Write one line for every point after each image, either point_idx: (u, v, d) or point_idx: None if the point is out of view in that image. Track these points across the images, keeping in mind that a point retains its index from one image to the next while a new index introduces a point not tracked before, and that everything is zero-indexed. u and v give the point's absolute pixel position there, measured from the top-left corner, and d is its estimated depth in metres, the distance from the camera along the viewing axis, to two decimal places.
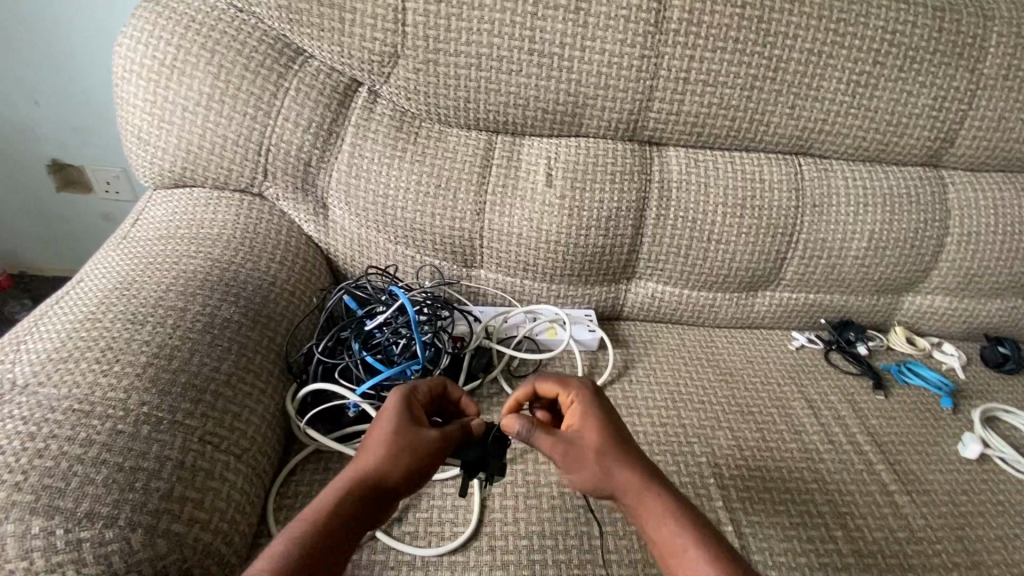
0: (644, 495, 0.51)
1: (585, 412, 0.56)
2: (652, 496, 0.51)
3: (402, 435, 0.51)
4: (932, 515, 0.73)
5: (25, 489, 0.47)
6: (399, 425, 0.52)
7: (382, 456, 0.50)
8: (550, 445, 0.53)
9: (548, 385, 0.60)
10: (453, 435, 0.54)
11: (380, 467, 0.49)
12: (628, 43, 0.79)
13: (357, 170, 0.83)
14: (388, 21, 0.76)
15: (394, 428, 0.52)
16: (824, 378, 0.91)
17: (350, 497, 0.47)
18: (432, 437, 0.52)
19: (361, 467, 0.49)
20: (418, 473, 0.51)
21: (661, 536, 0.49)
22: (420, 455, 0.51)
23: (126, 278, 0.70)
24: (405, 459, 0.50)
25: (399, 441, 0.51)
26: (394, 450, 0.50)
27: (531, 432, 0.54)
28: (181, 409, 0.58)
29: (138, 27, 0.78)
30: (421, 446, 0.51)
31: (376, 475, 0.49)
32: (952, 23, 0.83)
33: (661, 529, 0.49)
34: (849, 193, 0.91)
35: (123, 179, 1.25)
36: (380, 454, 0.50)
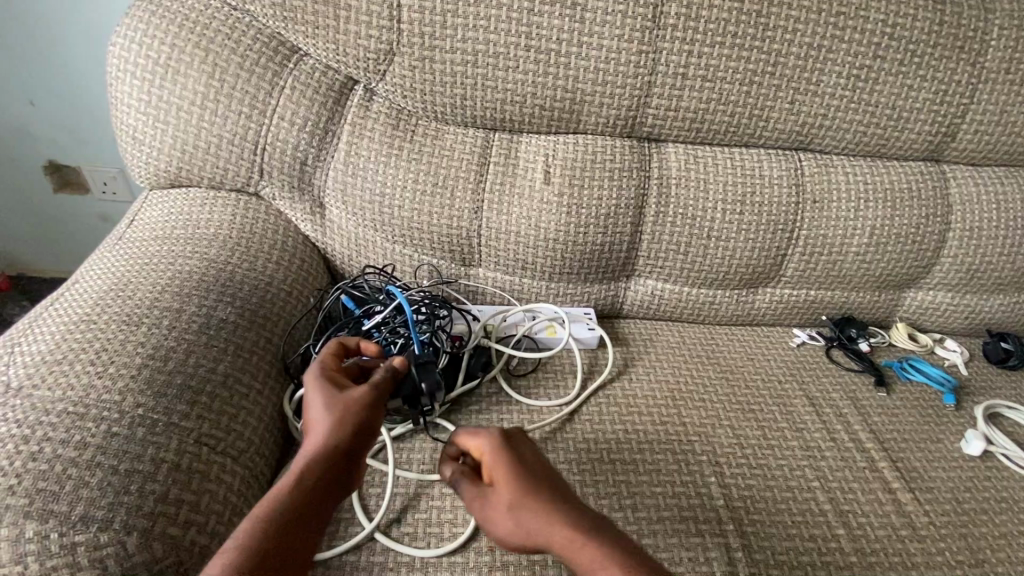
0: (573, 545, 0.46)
1: (499, 457, 0.52)
2: (581, 540, 0.47)
3: (336, 401, 0.54)
4: (935, 512, 0.72)
5: (19, 493, 0.47)
6: (330, 394, 0.54)
7: (326, 426, 0.52)
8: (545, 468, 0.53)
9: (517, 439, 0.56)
10: (381, 385, 0.57)
11: (327, 436, 0.51)
12: (626, 39, 0.78)
13: (354, 169, 0.82)
14: (383, 18, 0.76)
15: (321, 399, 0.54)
16: (825, 375, 0.90)
17: (312, 469, 0.50)
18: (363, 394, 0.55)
19: (313, 439, 0.52)
20: (364, 431, 0.54)
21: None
22: (358, 413, 0.54)
23: (122, 279, 0.69)
24: (347, 421, 0.53)
25: (336, 407, 0.53)
26: (332, 415, 0.53)
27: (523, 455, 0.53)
28: (177, 411, 0.57)
29: (131, 26, 0.77)
30: (354, 404, 0.54)
31: (328, 444, 0.51)
32: (953, 17, 0.82)
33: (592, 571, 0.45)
34: (850, 188, 0.90)
35: (121, 180, 1.25)
36: (323, 424, 0.52)
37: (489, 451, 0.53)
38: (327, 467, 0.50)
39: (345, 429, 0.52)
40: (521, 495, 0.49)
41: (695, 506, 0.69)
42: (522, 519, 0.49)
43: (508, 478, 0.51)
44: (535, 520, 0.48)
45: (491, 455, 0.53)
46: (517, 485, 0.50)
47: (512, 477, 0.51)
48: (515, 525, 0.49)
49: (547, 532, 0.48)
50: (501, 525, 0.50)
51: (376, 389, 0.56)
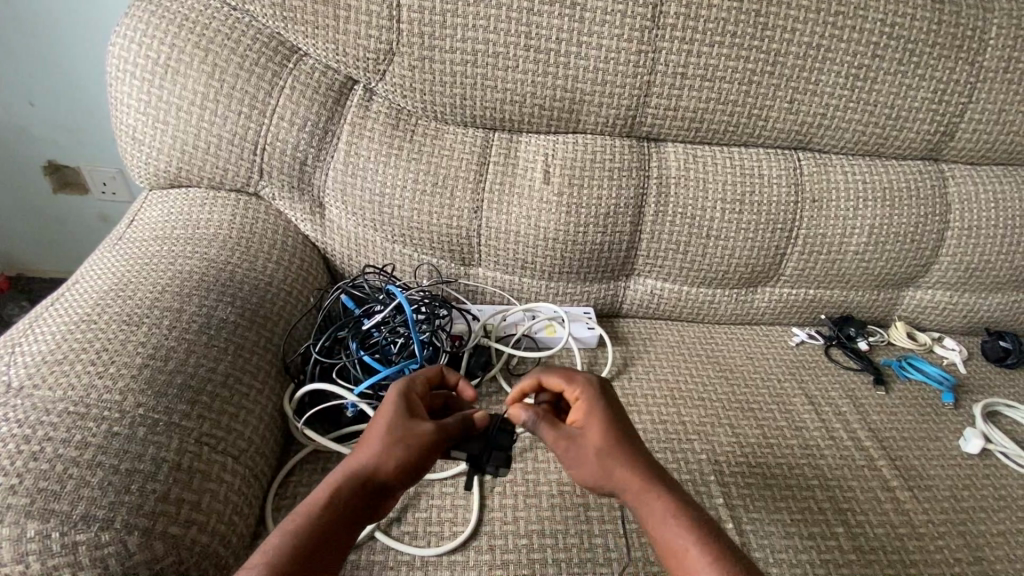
0: (649, 494, 0.50)
1: (591, 406, 0.56)
2: (658, 493, 0.51)
3: (400, 428, 0.51)
4: (933, 510, 0.72)
5: (19, 493, 0.47)
6: (399, 419, 0.52)
7: (377, 449, 0.49)
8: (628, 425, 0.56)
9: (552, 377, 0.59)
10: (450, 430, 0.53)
11: (375, 460, 0.49)
12: (625, 39, 0.78)
13: (354, 169, 0.82)
14: (382, 17, 0.76)
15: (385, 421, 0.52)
16: (824, 373, 0.91)
17: (350, 490, 0.47)
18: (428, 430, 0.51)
19: (362, 459, 0.49)
20: (417, 468, 0.51)
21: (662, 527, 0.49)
22: (416, 448, 0.50)
23: (122, 279, 0.69)
24: (401, 452, 0.50)
25: (396, 435, 0.50)
26: (387, 440, 0.50)
27: (537, 425, 0.55)
28: (177, 410, 0.57)
29: (131, 26, 0.77)
30: (418, 440, 0.51)
31: (373, 469, 0.49)
32: (952, 16, 0.82)
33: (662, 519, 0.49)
34: (849, 187, 0.90)
35: (121, 180, 1.25)
36: (374, 447, 0.50)
37: (586, 398, 0.57)
38: (363, 492, 0.48)
39: (397, 460, 0.49)
40: (610, 442, 0.53)
41: None
42: (605, 463, 0.52)
43: (601, 425, 0.54)
44: (617, 466, 0.52)
45: (585, 403, 0.56)
46: (608, 433, 0.53)
47: (606, 425, 0.54)
48: (597, 467, 0.52)
49: (625, 479, 0.51)
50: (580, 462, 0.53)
51: (443, 431, 0.53)
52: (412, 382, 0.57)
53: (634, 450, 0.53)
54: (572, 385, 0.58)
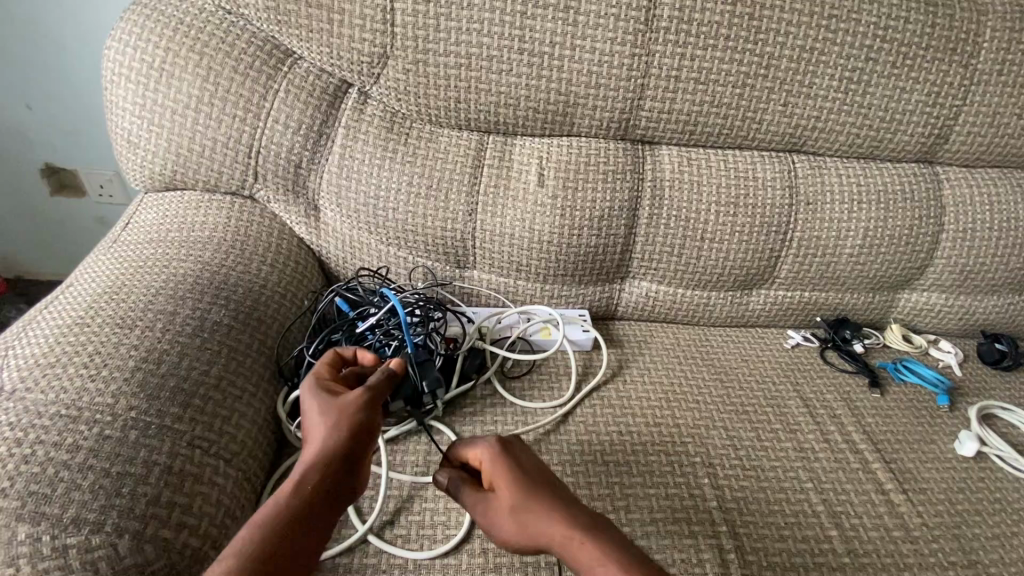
0: (570, 539, 0.48)
1: (499, 464, 0.54)
2: (578, 535, 0.48)
3: (335, 407, 0.55)
4: (928, 513, 0.72)
5: (11, 496, 0.47)
6: (327, 402, 0.55)
7: (322, 434, 0.53)
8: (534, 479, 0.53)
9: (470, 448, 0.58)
10: (378, 385, 0.58)
11: (321, 444, 0.52)
12: (619, 42, 0.78)
13: (349, 172, 0.83)
14: (376, 21, 0.76)
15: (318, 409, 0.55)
16: (819, 376, 0.91)
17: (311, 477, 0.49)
18: (360, 397, 0.56)
19: (313, 447, 0.52)
20: (363, 440, 0.54)
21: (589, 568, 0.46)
22: (353, 417, 0.54)
23: (116, 282, 0.70)
24: (342, 428, 0.53)
25: (335, 413, 0.54)
26: (330, 420, 0.53)
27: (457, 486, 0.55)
28: (170, 413, 0.58)
29: (126, 30, 0.77)
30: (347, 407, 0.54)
31: (327, 451, 0.51)
32: (945, 19, 0.83)
33: (586, 562, 0.46)
34: (843, 190, 0.90)
35: (118, 183, 1.25)
36: (319, 433, 0.53)
37: (491, 457, 0.55)
38: (323, 477, 0.50)
39: (340, 438, 0.52)
40: (519, 498, 0.51)
41: (689, 507, 0.69)
42: (521, 522, 0.51)
43: (509, 483, 0.52)
44: (532, 520, 0.50)
45: (493, 463, 0.55)
46: (519, 490, 0.52)
47: (514, 482, 0.52)
48: (516, 528, 0.51)
49: (545, 532, 0.49)
50: (503, 527, 0.52)
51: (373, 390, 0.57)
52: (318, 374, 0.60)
53: (547, 499, 0.51)
54: (480, 447, 0.57)
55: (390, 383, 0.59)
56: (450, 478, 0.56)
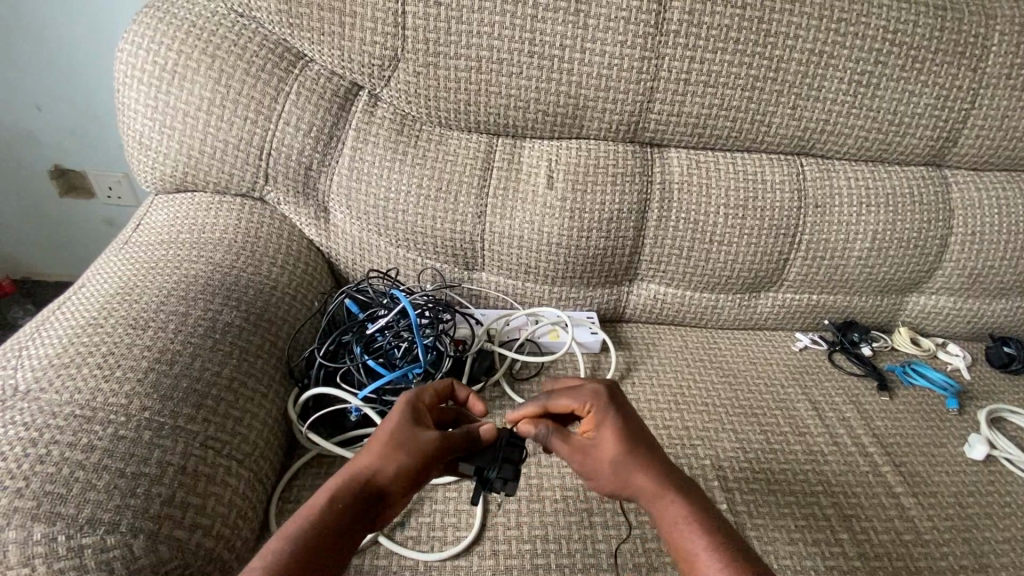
0: (664, 500, 0.50)
1: (602, 418, 0.54)
2: (670, 499, 0.50)
3: (404, 433, 0.51)
4: (938, 517, 0.72)
5: (26, 496, 0.47)
6: (399, 425, 0.52)
7: (373, 454, 0.50)
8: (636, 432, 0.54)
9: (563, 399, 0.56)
10: (455, 439, 0.53)
11: (370, 462, 0.49)
12: (629, 45, 0.79)
13: (358, 174, 0.83)
14: (388, 24, 0.76)
15: (387, 432, 0.51)
16: (828, 379, 0.90)
17: (350, 494, 0.47)
18: (434, 437, 0.51)
19: (361, 466, 0.49)
20: (421, 472, 0.50)
21: (679, 533, 0.49)
22: (414, 450, 0.50)
23: (128, 282, 0.70)
24: (398, 455, 0.49)
25: (399, 446, 0.50)
26: (382, 447, 0.50)
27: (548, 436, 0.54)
28: (183, 414, 0.58)
29: (139, 33, 0.78)
30: (416, 446, 0.50)
31: (375, 474, 0.49)
32: (954, 22, 0.83)
33: (677, 523, 0.49)
34: (852, 192, 0.90)
35: (125, 184, 1.26)
36: (371, 452, 0.50)
37: (597, 407, 0.55)
38: (364, 494, 0.48)
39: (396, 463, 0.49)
40: (621, 451, 0.52)
41: None
42: (621, 472, 0.52)
43: (614, 435, 0.53)
44: (633, 474, 0.51)
45: (599, 415, 0.54)
46: (623, 443, 0.52)
47: (619, 436, 0.53)
48: (614, 477, 0.52)
49: (640, 487, 0.51)
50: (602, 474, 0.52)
51: (448, 439, 0.52)
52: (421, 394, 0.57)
53: (645, 457, 0.52)
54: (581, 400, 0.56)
55: (467, 438, 0.54)
56: (540, 428, 0.54)
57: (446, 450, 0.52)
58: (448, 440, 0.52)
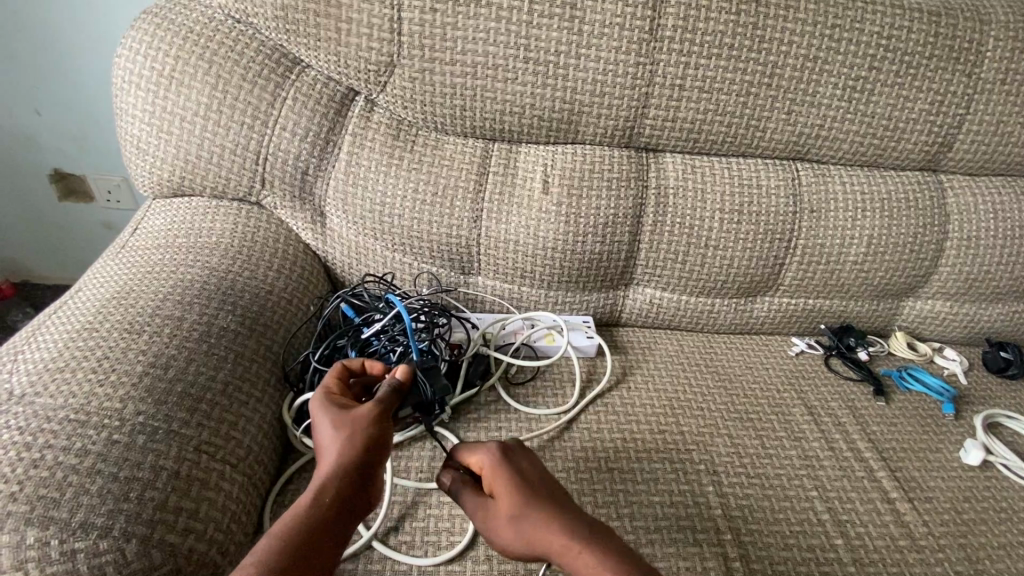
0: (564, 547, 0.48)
1: (496, 477, 0.54)
2: (577, 548, 0.47)
3: (342, 420, 0.54)
4: (933, 523, 0.72)
5: (19, 500, 0.47)
6: (336, 416, 0.54)
7: (330, 447, 0.52)
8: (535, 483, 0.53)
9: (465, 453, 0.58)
10: (387, 398, 0.57)
11: (331, 454, 0.51)
12: (623, 51, 0.79)
13: (354, 179, 0.83)
14: (384, 30, 0.77)
15: (332, 420, 0.54)
16: (824, 384, 0.90)
17: (334, 486, 0.49)
18: (367, 410, 0.55)
19: (331, 456, 0.51)
20: (377, 446, 0.53)
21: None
22: (359, 430, 0.53)
23: (125, 287, 0.70)
24: (348, 439, 0.52)
25: (348, 425, 0.53)
26: (335, 439, 0.52)
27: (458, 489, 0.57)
28: (177, 418, 0.58)
29: (137, 39, 0.78)
30: (361, 418, 0.54)
31: (346, 461, 0.50)
32: (948, 28, 0.83)
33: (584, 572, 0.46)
34: (847, 197, 0.90)
35: (125, 189, 1.26)
36: (329, 444, 0.52)
37: (487, 465, 0.55)
38: (346, 484, 0.49)
39: (352, 444, 0.52)
40: (515, 506, 0.51)
41: (693, 515, 0.69)
42: (520, 527, 0.51)
43: (506, 492, 0.53)
44: (530, 527, 0.50)
45: (493, 473, 0.55)
46: (519, 494, 0.52)
47: (513, 491, 0.52)
48: (515, 535, 0.51)
49: (542, 541, 0.49)
50: (505, 534, 0.52)
51: (383, 403, 0.56)
52: (329, 386, 0.59)
53: (544, 509, 0.50)
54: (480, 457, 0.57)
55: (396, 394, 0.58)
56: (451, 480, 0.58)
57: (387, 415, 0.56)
58: (382, 402, 0.56)
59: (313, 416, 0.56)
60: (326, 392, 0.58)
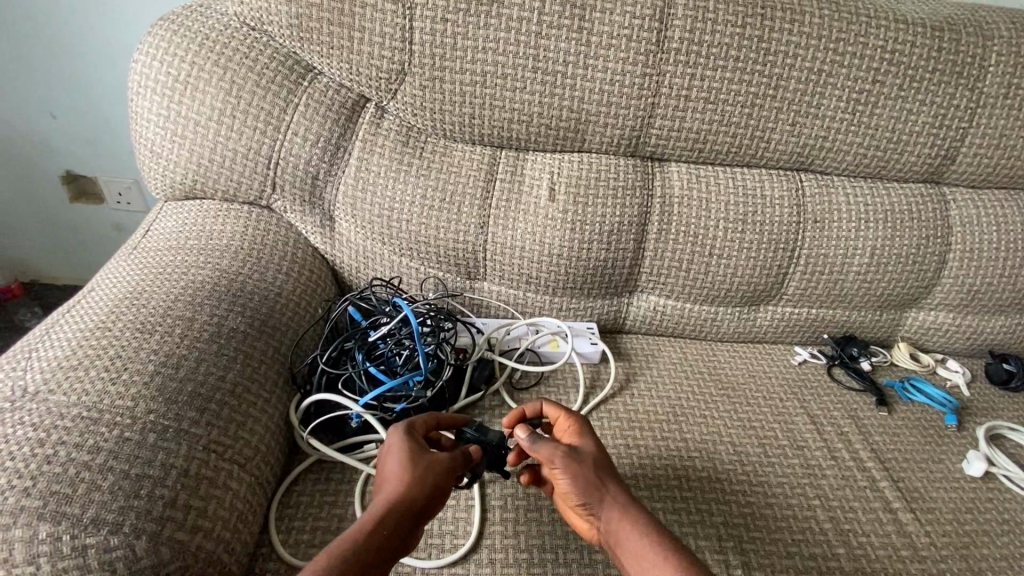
0: (629, 510, 0.57)
1: (585, 436, 0.63)
2: (633, 513, 0.57)
3: (414, 458, 0.57)
4: (936, 533, 0.72)
5: (33, 495, 0.48)
6: (405, 447, 0.57)
7: (394, 478, 0.55)
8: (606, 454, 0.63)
9: (557, 407, 0.67)
10: (461, 457, 0.60)
11: (392, 485, 0.54)
12: (630, 61, 0.80)
13: (364, 184, 0.84)
14: (396, 39, 0.78)
15: (415, 453, 0.57)
16: (826, 393, 0.91)
17: (393, 514, 0.52)
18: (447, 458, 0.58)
19: (400, 486, 0.54)
20: (437, 488, 0.56)
21: (639, 535, 0.55)
22: (426, 469, 0.56)
23: (137, 287, 0.71)
24: (412, 476, 0.55)
25: (424, 465, 0.56)
26: (395, 473, 0.55)
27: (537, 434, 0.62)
28: (187, 417, 0.59)
29: (154, 44, 0.80)
30: (440, 464, 0.57)
31: (410, 496, 0.54)
32: (951, 43, 0.84)
33: (642, 543, 0.55)
34: (851, 209, 0.91)
35: (135, 190, 1.28)
36: (389, 478, 0.55)
37: (582, 424, 0.65)
38: (406, 514, 0.53)
39: (416, 482, 0.55)
40: (603, 462, 0.61)
41: (696, 522, 0.69)
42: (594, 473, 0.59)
43: (595, 449, 0.62)
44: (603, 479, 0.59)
45: (583, 428, 0.64)
46: (600, 456, 0.62)
47: (599, 451, 0.62)
48: (590, 480, 0.59)
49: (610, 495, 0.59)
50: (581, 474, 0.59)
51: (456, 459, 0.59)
52: (415, 424, 0.61)
53: (613, 475, 0.61)
54: (570, 415, 0.66)
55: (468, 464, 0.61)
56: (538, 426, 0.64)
57: (456, 467, 0.59)
58: (456, 459, 0.59)
59: (392, 443, 0.59)
60: (410, 428, 0.61)
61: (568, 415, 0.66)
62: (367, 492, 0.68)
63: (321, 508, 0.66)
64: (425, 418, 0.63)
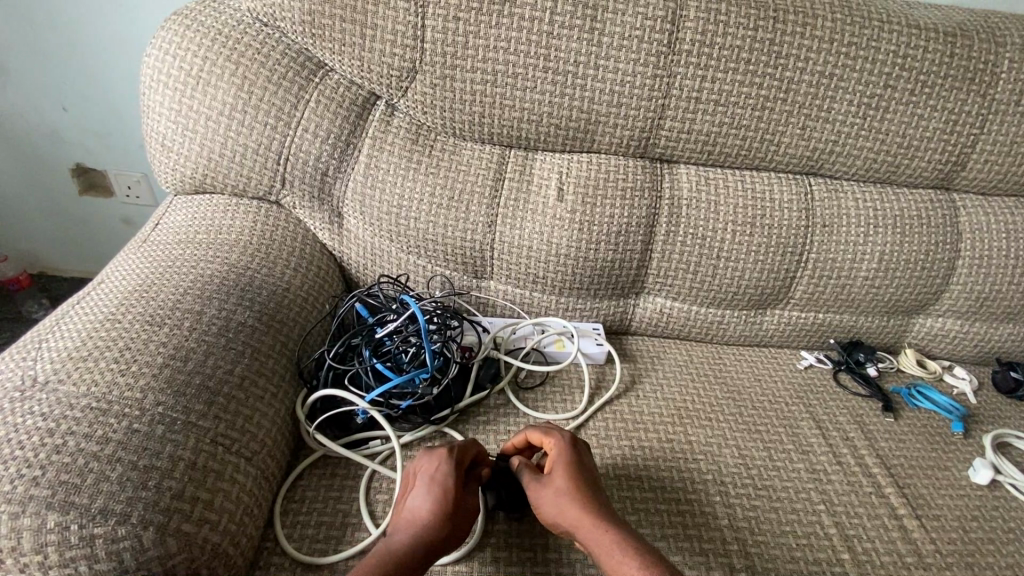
0: (600, 530, 0.56)
1: (558, 461, 0.63)
2: (604, 531, 0.56)
3: (452, 494, 0.59)
4: (941, 541, 0.71)
5: (42, 484, 0.48)
6: (457, 484, 0.60)
7: (441, 511, 0.58)
8: (585, 476, 0.63)
9: (532, 436, 0.67)
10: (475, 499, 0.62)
11: (438, 517, 0.57)
12: (641, 63, 0.80)
13: (373, 181, 0.85)
14: (408, 37, 0.78)
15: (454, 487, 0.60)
16: (832, 398, 0.91)
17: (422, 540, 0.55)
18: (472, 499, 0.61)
19: (433, 518, 0.57)
20: (461, 528, 0.59)
21: (605, 551, 0.55)
22: (463, 516, 0.59)
23: (146, 280, 0.72)
24: (454, 520, 0.58)
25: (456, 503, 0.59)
26: (443, 504, 0.58)
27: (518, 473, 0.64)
28: (195, 410, 0.59)
29: (167, 38, 0.80)
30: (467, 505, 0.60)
31: (438, 529, 0.57)
32: (964, 49, 0.84)
33: (612, 561, 0.54)
34: (859, 214, 0.91)
35: (144, 184, 1.28)
36: (436, 507, 0.58)
37: (555, 450, 0.65)
38: (433, 543, 0.56)
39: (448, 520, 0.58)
40: (571, 486, 0.60)
41: (700, 524, 0.69)
42: (562, 501, 0.59)
43: (564, 473, 0.62)
44: (571, 504, 0.59)
45: (554, 451, 0.65)
46: (571, 479, 0.61)
47: (568, 474, 0.61)
48: (558, 509, 0.59)
49: (580, 519, 0.57)
50: (546, 501, 0.60)
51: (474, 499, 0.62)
52: (457, 450, 0.64)
53: (586, 496, 0.60)
54: (547, 441, 0.66)
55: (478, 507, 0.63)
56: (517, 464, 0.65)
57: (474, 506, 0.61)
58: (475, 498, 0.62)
59: (436, 470, 0.62)
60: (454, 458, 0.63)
61: (544, 441, 0.66)
62: (372, 488, 0.68)
63: (325, 503, 0.66)
64: (469, 449, 0.65)
